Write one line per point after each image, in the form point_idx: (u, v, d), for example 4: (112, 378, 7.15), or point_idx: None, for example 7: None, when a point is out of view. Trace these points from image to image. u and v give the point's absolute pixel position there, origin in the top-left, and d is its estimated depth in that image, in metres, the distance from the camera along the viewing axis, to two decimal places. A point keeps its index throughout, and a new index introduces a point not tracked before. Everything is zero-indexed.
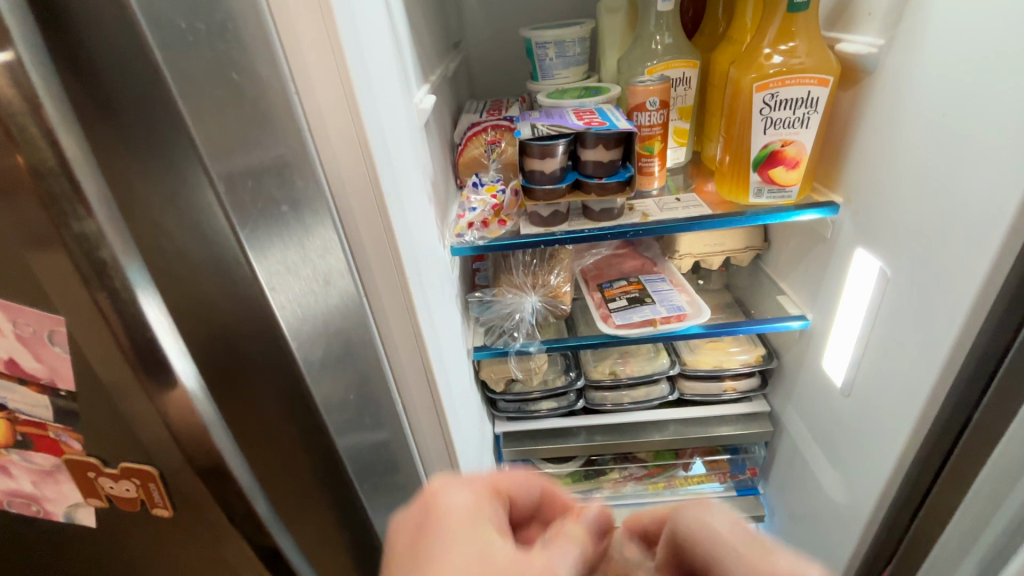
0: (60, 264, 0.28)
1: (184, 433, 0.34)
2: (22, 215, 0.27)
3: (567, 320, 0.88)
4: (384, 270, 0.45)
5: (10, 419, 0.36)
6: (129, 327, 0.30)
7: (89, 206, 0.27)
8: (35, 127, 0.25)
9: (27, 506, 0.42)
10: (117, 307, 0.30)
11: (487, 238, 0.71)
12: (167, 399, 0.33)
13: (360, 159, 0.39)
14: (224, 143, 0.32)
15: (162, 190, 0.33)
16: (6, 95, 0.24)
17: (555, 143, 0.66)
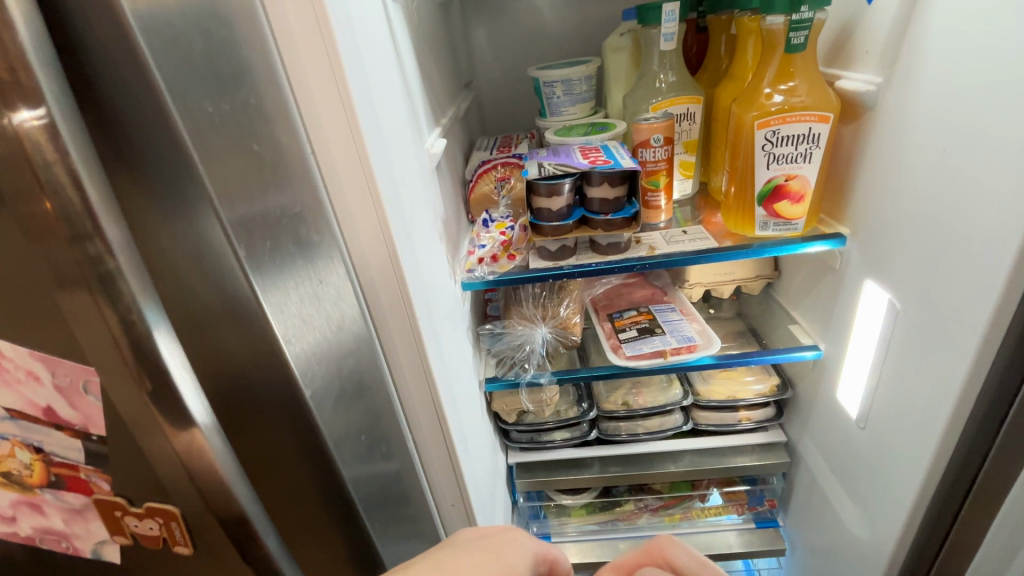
0: (88, 311, 0.30)
1: (202, 473, 0.36)
2: (55, 268, 0.29)
3: (579, 350, 0.88)
4: (396, 313, 0.47)
5: (44, 461, 0.38)
6: (153, 373, 0.32)
7: (117, 258, 0.29)
8: (67, 186, 0.27)
9: (58, 543, 0.44)
10: (140, 352, 0.31)
11: (497, 273, 0.73)
12: (188, 442, 0.35)
13: (372, 211, 0.42)
14: (245, 207, 0.34)
15: (186, 251, 0.34)
16: (57, 175, 0.27)
17: (561, 181, 0.68)
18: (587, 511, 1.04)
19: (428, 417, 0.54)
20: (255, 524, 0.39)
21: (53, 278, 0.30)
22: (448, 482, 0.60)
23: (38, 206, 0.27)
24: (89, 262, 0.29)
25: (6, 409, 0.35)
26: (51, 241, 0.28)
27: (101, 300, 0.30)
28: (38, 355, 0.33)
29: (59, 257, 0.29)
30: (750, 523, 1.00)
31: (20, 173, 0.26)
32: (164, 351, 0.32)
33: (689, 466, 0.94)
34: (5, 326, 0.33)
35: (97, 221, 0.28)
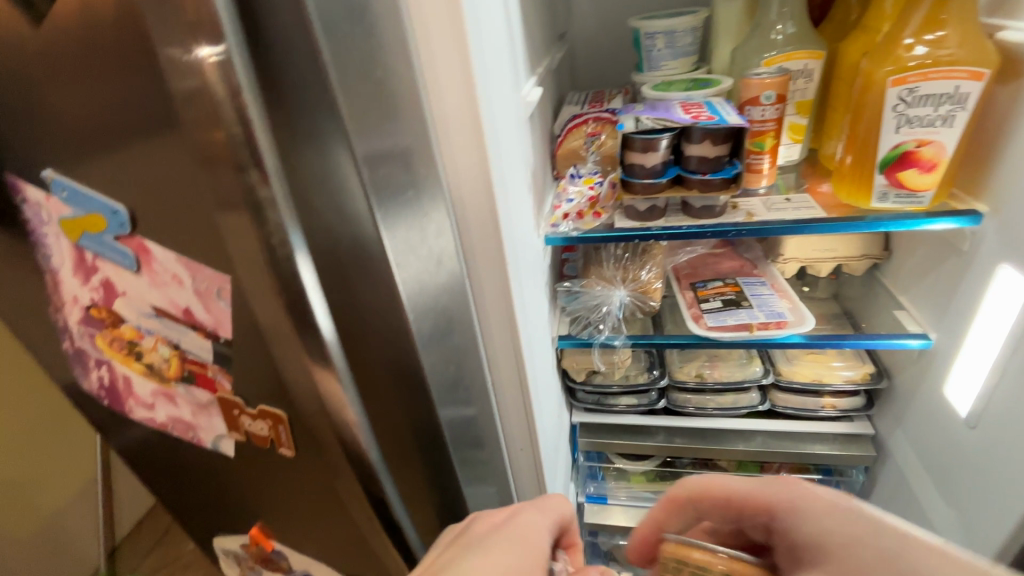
0: (247, 236, 0.33)
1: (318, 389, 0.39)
2: (218, 189, 0.31)
3: (654, 317, 0.84)
4: (490, 263, 0.48)
5: (181, 356, 0.43)
6: (294, 297, 0.35)
7: (271, 191, 0.31)
8: (226, 106, 0.29)
9: (186, 431, 0.50)
10: (281, 271, 0.34)
11: (581, 230, 0.71)
12: (314, 361, 0.38)
13: (475, 149, 0.42)
14: (368, 128, 0.36)
15: (320, 170, 0.39)
16: (219, 93, 0.28)
17: (659, 137, 0.65)
18: (646, 479, 1.02)
19: (508, 363, 0.55)
20: (360, 442, 0.43)
21: (216, 199, 0.32)
22: (521, 431, 0.62)
23: (212, 137, 0.29)
24: (250, 195, 0.31)
25: (154, 307, 0.40)
26: (218, 165, 0.30)
27: (260, 228, 0.32)
28: (183, 261, 0.36)
29: (223, 186, 0.31)
30: None
31: (194, 102, 0.29)
32: (301, 268, 0.34)
33: (760, 447, 0.90)
34: (155, 231, 0.35)
35: (259, 158, 0.30)
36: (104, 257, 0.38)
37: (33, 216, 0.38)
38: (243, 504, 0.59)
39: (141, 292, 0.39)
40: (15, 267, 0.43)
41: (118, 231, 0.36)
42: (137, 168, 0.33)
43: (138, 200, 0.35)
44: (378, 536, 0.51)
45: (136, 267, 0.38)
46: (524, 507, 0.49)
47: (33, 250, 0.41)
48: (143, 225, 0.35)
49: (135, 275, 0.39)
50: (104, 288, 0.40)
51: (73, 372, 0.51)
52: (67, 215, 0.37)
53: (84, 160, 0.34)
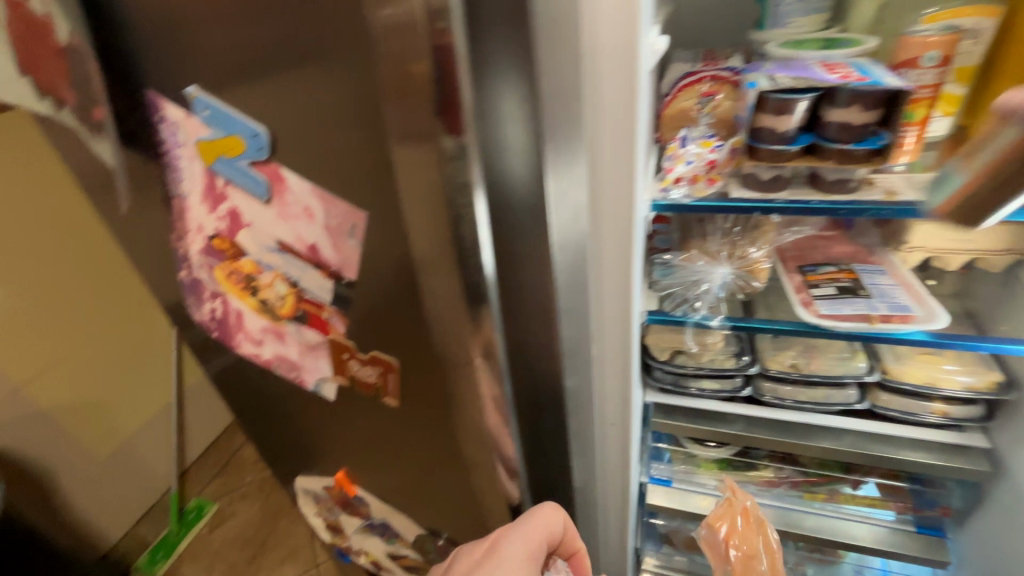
0: (417, 185, 0.30)
1: (451, 351, 0.37)
2: (391, 127, 0.29)
3: (743, 300, 0.79)
4: (615, 219, 0.48)
5: (297, 295, 0.42)
6: (457, 256, 0.32)
7: (458, 140, 0.28)
8: (416, 28, 0.25)
9: (290, 371, 0.50)
10: (447, 224, 0.31)
11: (692, 197, 0.65)
12: (458, 324, 0.35)
13: (623, 87, 0.42)
14: (548, 52, 0.37)
15: (485, 103, 0.36)
16: (413, 9, 0.24)
17: (797, 98, 0.58)
18: (718, 466, 0.97)
19: (617, 313, 0.54)
20: (483, 409, 0.41)
21: (385, 138, 0.29)
22: (613, 398, 0.62)
23: (401, 69, 0.26)
24: (435, 143, 0.28)
25: (277, 242, 0.39)
26: (404, 105, 0.27)
27: (436, 179, 0.29)
28: (317, 193, 0.34)
29: (401, 128, 0.28)
30: (907, 525, 0.89)
31: (386, 27, 0.25)
32: (480, 211, 0.30)
33: (849, 445, 0.84)
34: (300, 165, 0.34)
35: (451, 98, 0.27)
36: (235, 184, 0.37)
37: (168, 136, 0.38)
38: (335, 448, 0.60)
39: (266, 223, 0.38)
40: (149, 192, 0.44)
41: (254, 156, 0.35)
42: (291, 94, 0.31)
43: (287, 130, 0.32)
44: (481, 499, 0.50)
45: (267, 197, 0.36)
46: (507, 532, 0.47)
47: (163, 171, 0.41)
48: (289, 157, 0.34)
49: (263, 206, 0.37)
50: (230, 218, 0.40)
51: (186, 300, 0.52)
52: (204, 137, 0.36)
53: (230, 82, 0.32)
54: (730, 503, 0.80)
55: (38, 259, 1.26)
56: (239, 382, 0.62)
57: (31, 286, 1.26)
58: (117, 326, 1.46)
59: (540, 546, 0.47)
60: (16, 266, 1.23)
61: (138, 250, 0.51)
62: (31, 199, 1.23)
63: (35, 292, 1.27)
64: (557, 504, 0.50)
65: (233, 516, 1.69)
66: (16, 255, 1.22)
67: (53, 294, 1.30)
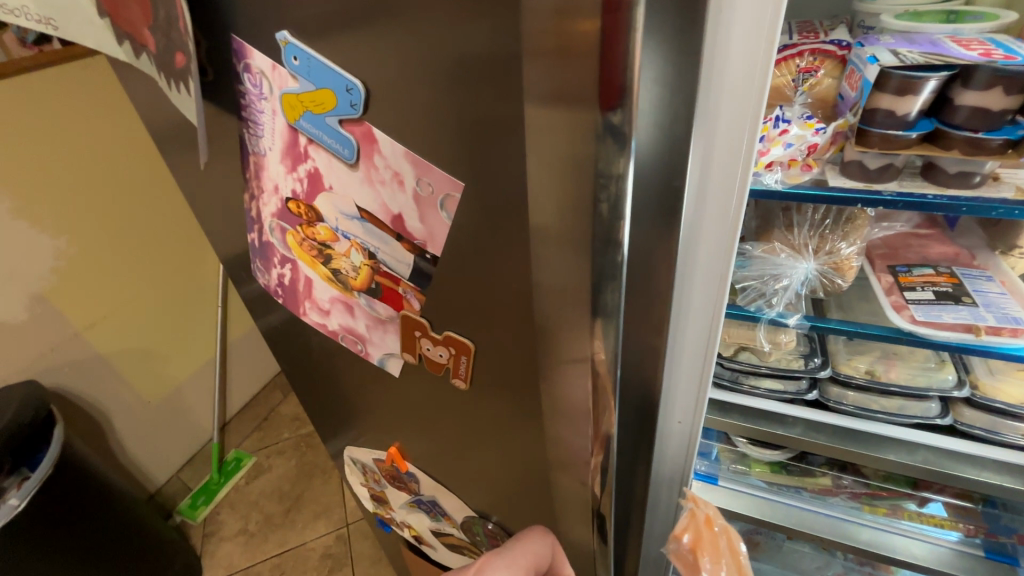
0: (547, 162, 0.26)
1: (548, 342, 0.34)
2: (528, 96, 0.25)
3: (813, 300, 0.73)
4: (718, 211, 0.46)
5: (372, 267, 0.39)
6: (588, 244, 0.28)
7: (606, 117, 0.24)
8: None
9: (354, 344, 0.48)
10: (577, 208, 0.27)
11: (786, 183, 0.60)
12: (562, 314, 0.32)
13: (758, 44, 0.37)
14: None
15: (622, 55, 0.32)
16: None
17: (926, 77, 0.51)
18: (770, 469, 0.93)
19: (706, 292, 0.52)
20: (569, 404, 0.38)
21: (515, 106, 0.26)
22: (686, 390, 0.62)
23: (554, 24, 0.22)
24: (581, 116, 0.24)
25: (359, 209, 0.36)
26: (550, 69, 0.24)
27: (572, 157, 0.26)
28: (411, 158, 0.31)
29: (540, 95, 0.24)
30: (977, 549, 0.84)
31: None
32: (628, 192, 0.26)
33: (920, 462, 0.76)
34: (403, 129, 0.30)
35: (612, 63, 0.23)
36: (319, 144, 0.34)
37: (252, 88, 0.35)
38: (392, 423, 0.58)
39: (349, 188, 0.35)
40: (231, 151, 0.42)
41: (345, 113, 0.32)
42: (408, 48, 0.27)
43: (397, 88, 0.29)
44: (548, 492, 0.48)
45: (354, 159, 0.33)
46: (492, 559, 0.50)
47: (242, 126, 0.39)
48: (393, 121, 0.30)
49: (348, 169, 0.34)
50: (310, 179, 0.37)
51: (253, 263, 0.50)
52: (292, 90, 0.33)
53: (339, 31, 0.29)
54: (693, 514, 0.73)
55: (98, 212, 1.29)
56: (300, 348, 0.61)
57: (92, 238, 1.29)
58: (170, 281, 1.49)
59: (525, 570, 0.49)
60: (79, 217, 1.25)
61: (212, 210, 0.49)
62: (96, 153, 1.25)
63: (95, 244, 1.30)
64: (536, 530, 0.51)
65: (269, 471, 1.75)
66: (79, 207, 1.25)
67: (110, 246, 1.33)
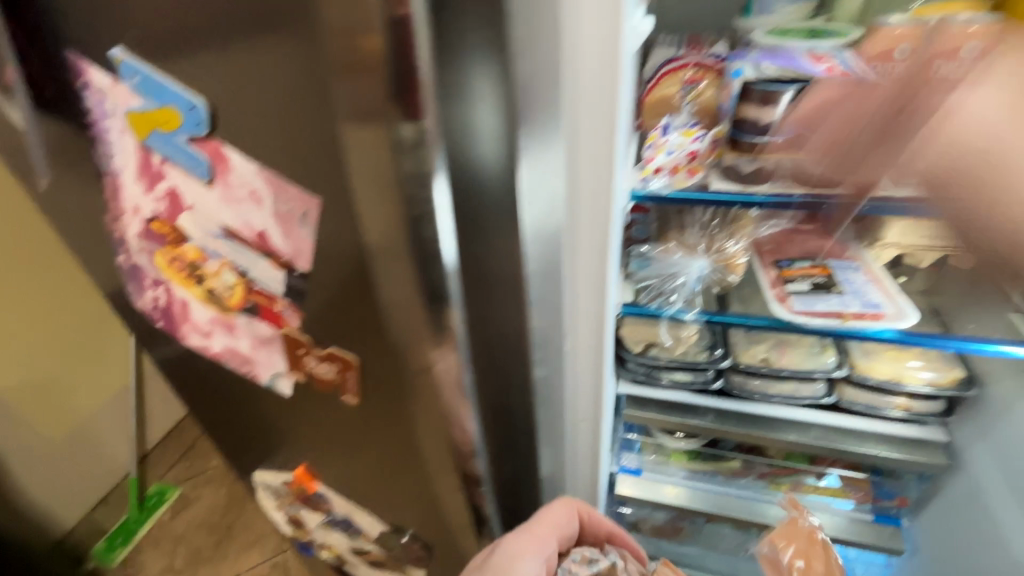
0: (384, 182, 0.27)
1: (414, 347, 0.35)
2: (342, 114, 0.26)
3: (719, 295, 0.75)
4: (591, 232, 0.43)
5: (247, 285, 0.38)
6: (417, 250, 0.30)
7: (418, 131, 0.26)
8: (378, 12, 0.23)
9: (242, 366, 0.46)
10: (411, 212, 0.28)
11: (672, 187, 0.64)
12: (427, 326, 0.34)
13: (609, 65, 0.35)
14: (526, 27, 0.32)
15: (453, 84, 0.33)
16: None
17: (780, 89, 0.57)
18: (687, 458, 0.98)
19: (589, 319, 0.49)
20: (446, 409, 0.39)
21: (348, 129, 0.27)
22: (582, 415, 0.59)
23: (362, 54, 0.24)
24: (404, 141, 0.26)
25: (223, 227, 0.35)
26: (356, 86, 0.24)
27: (398, 176, 0.27)
28: (265, 176, 0.31)
29: (364, 122, 0.25)
30: (866, 515, 0.93)
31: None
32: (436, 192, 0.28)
33: (818, 439, 0.82)
34: (255, 154, 0.30)
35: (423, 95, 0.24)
36: (173, 162, 0.33)
37: (96, 104, 0.34)
38: (295, 445, 0.57)
39: (209, 207, 0.34)
40: (85, 174, 0.39)
41: (193, 131, 0.31)
42: (245, 75, 0.27)
43: (234, 104, 0.29)
44: (450, 500, 0.48)
45: (210, 178, 0.33)
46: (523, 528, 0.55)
47: (92, 144, 0.37)
48: (245, 147, 0.30)
49: (207, 188, 0.34)
50: (170, 199, 0.36)
51: (126, 288, 0.48)
52: (135, 107, 0.32)
53: (175, 55, 0.29)
54: None
55: None
56: (191, 375, 0.58)
57: None
58: (66, 307, 1.37)
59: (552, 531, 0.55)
60: None
61: (72, 232, 0.46)
62: None
63: None
64: (565, 501, 0.59)
65: (197, 501, 1.63)
66: None
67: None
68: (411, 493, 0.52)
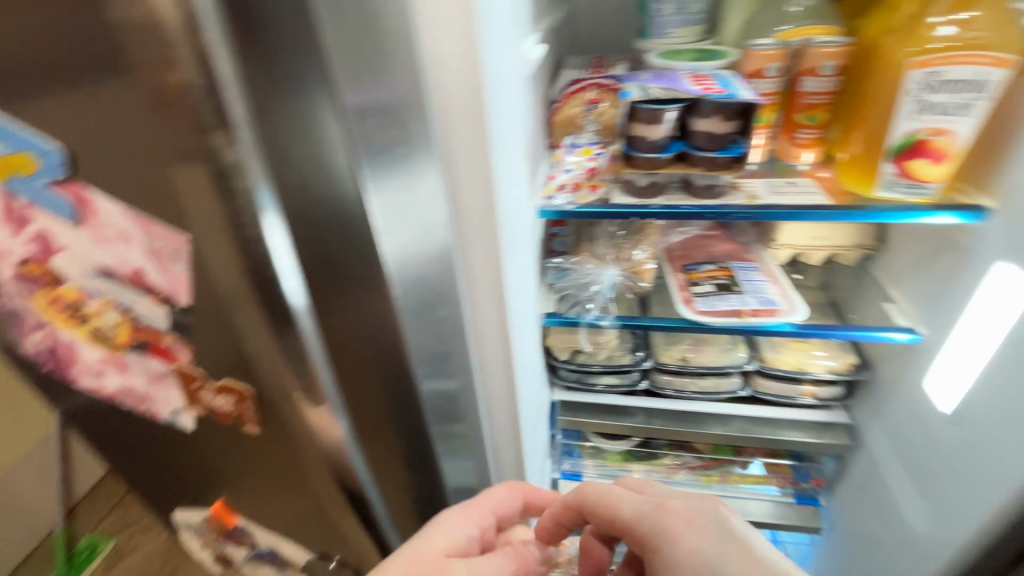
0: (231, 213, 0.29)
1: (289, 364, 0.36)
2: (172, 141, 0.27)
3: (641, 299, 0.82)
4: (484, 256, 0.46)
5: (132, 323, 0.38)
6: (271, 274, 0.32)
7: (239, 153, 0.27)
8: (192, 58, 0.25)
9: (139, 404, 0.46)
10: (250, 229, 0.30)
11: (576, 203, 0.66)
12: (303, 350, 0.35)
13: (474, 106, 0.38)
14: (356, 69, 0.34)
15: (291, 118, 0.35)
16: (169, 16, 0.24)
17: (664, 109, 0.62)
18: (624, 458, 1.02)
19: (494, 336, 0.52)
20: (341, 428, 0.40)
21: (190, 166, 0.28)
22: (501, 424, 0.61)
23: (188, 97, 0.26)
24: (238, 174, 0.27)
25: (98, 267, 0.35)
26: (177, 115, 0.26)
27: (239, 205, 0.29)
28: (130, 216, 0.32)
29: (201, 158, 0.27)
30: (789, 498, 0.98)
31: (144, 38, 0.24)
32: (269, 229, 0.30)
33: (737, 431, 0.89)
34: (116, 195, 0.31)
35: None
36: (39, 206, 0.34)
37: None
38: (210, 480, 0.56)
39: (81, 248, 0.35)
40: None
41: (52, 176, 0.32)
42: (94, 122, 0.29)
43: (79, 143, 0.30)
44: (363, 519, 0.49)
45: (76, 220, 0.33)
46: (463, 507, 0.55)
47: None
48: (104, 189, 0.31)
49: (75, 230, 0.34)
50: (40, 241, 0.36)
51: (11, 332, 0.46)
52: None
53: (25, 103, 0.29)
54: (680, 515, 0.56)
55: None
56: (93, 420, 0.56)
57: None
58: None
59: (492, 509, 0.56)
60: None
61: None
62: None
63: None
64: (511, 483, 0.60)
65: (133, 552, 1.46)
66: None
67: None
68: (327, 517, 0.52)
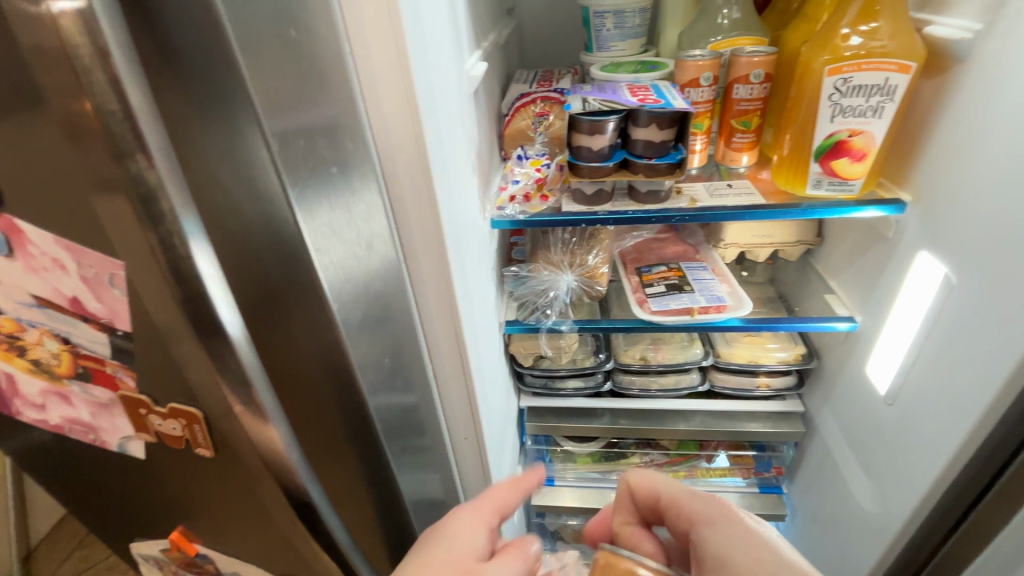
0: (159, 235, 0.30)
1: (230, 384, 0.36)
2: (94, 167, 0.28)
3: (601, 302, 0.85)
4: (434, 268, 0.47)
5: (72, 351, 0.38)
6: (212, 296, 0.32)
7: (161, 176, 0.28)
8: (107, 88, 0.26)
9: (86, 434, 0.45)
10: (180, 252, 0.31)
11: (528, 213, 0.68)
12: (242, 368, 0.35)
13: (410, 124, 0.40)
14: (282, 101, 0.33)
15: (218, 145, 0.34)
16: (81, 48, 0.24)
17: (606, 119, 0.64)
18: (592, 459, 1.04)
19: (449, 343, 0.53)
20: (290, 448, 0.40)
21: (114, 193, 0.29)
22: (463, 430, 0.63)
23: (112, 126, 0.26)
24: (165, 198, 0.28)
25: (34, 296, 0.35)
26: (97, 142, 0.27)
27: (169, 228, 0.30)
28: (62, 244, 0.32)
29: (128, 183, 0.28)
30: (754, 488, 1.02)
31: (59, 69, 0.25)
32: (199, 256, 0.31)
33: (700, 426, 0.92)
34: (45, 222, 0.32)
35: None
36: None
37: None
38: (167, 509, 0.55)
39: (15, 277, 0.35)
40: None
41: None
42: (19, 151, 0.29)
43: (6, 174, 0.31)
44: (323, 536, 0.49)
45: (9, 250, 0.34)
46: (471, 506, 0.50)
47: None
48: (35, 217, 0.32)
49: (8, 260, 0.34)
50: None
51: None
52: None
53: None
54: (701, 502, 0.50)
55: None
56: (43, 455, 0.55)
57: None
58: None
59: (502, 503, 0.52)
60: None
61: None
62: None
63: None
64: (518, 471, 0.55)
65: None
66: None
67: None
68: (288, 538, 0.52)
